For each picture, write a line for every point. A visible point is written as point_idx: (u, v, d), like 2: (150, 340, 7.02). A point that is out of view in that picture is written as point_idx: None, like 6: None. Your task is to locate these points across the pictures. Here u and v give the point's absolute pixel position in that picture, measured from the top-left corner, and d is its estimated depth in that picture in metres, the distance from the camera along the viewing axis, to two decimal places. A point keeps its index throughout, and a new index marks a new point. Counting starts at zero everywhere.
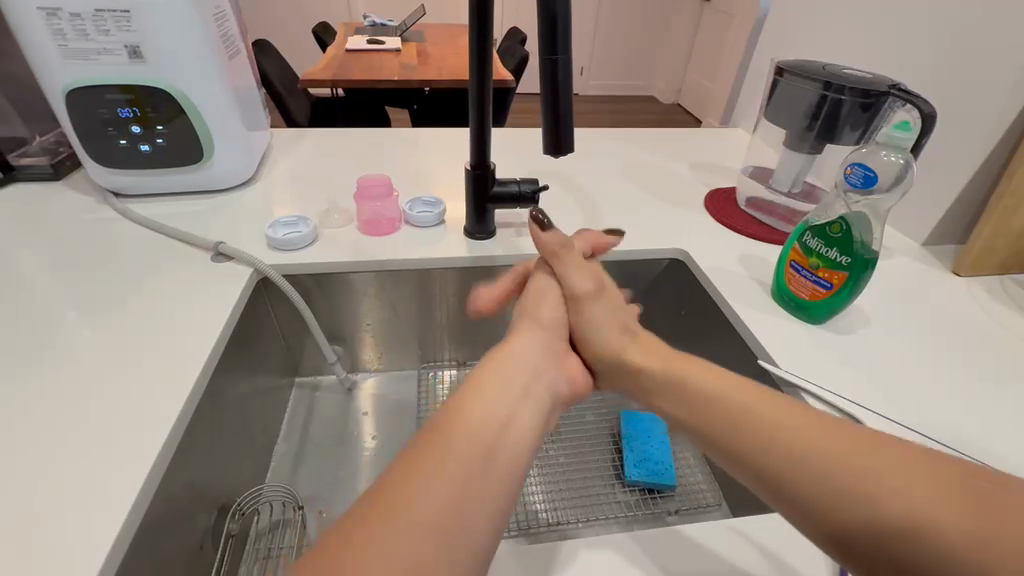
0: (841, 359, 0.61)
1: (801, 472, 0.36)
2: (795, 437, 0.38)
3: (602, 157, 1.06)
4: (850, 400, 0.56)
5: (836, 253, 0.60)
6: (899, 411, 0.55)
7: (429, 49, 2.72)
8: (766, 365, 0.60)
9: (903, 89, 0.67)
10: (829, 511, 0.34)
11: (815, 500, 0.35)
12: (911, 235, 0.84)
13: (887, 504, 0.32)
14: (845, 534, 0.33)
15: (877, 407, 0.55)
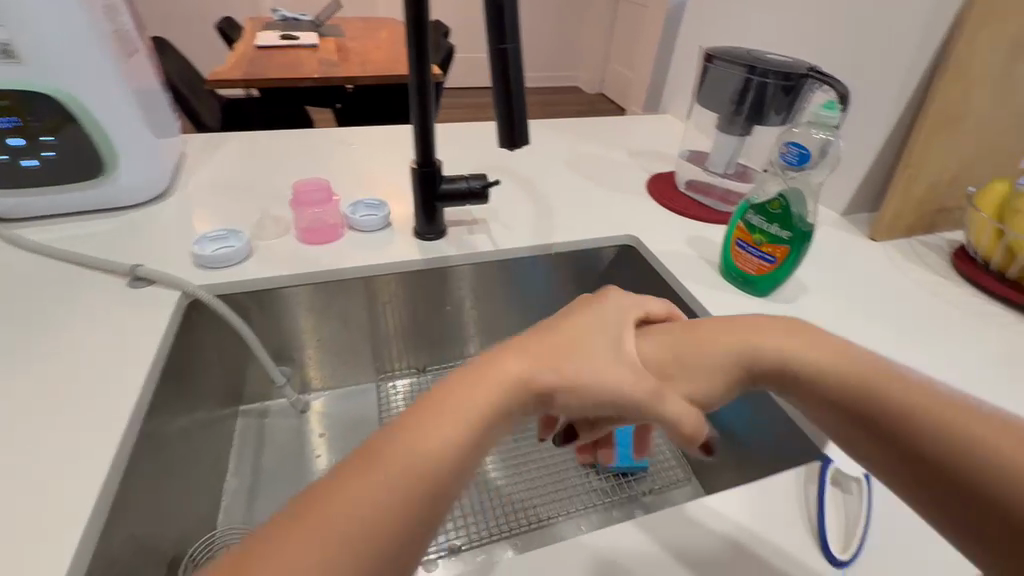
0: None
1: (895, 466, 0.38)
2: (912, 432, 0.37)
3: (543, 148, 1.06)
4: None
5: (778, 229, 0.63)
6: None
7: (348, 44, 2.59)
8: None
9: (820, 72, 0.72)
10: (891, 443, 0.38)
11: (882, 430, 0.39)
12: (832, 206, 0.91)
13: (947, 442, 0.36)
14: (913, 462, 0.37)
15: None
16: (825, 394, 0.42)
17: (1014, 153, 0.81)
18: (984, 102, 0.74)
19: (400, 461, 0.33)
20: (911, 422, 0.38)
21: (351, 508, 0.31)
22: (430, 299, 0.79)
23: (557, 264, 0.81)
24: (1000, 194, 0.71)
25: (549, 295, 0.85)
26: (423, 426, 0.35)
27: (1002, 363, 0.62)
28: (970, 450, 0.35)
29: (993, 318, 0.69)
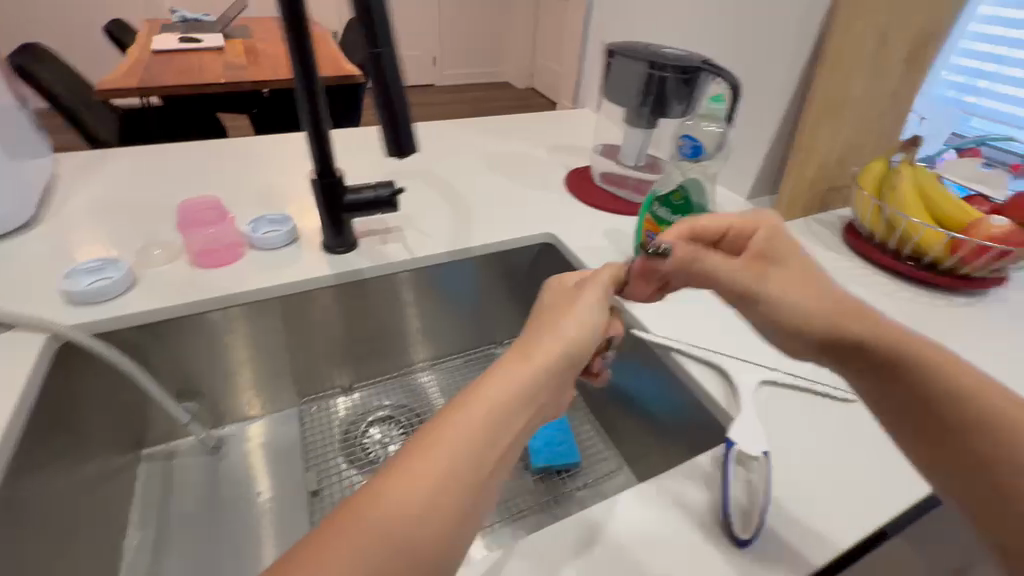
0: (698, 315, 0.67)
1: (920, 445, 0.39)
2: (949, 410, 0.38)
3: (461, 149, 1.04)
4: (713, 352, 0.62)
5: (683, 219, 0.64)
6: (750, 350, 0.63)
7: (259, 45, 2.45)
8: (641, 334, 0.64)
9: (713, 63, 0.75)
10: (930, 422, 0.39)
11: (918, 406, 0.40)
12: (738, 190, 0.95)
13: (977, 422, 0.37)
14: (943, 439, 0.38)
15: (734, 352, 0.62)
16: (870, 371, 0.42)
17: (888, 133, 0.88)
18: (859, 87, 0.80)
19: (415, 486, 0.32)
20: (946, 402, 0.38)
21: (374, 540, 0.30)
22: (357, 314, 0.76)
23: (480, 266, 0.80)
24: (880, 172, 0.77)
25: (475, 298, 0.84)
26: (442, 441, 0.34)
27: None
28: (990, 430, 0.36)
29: (880, 287, 0.75)
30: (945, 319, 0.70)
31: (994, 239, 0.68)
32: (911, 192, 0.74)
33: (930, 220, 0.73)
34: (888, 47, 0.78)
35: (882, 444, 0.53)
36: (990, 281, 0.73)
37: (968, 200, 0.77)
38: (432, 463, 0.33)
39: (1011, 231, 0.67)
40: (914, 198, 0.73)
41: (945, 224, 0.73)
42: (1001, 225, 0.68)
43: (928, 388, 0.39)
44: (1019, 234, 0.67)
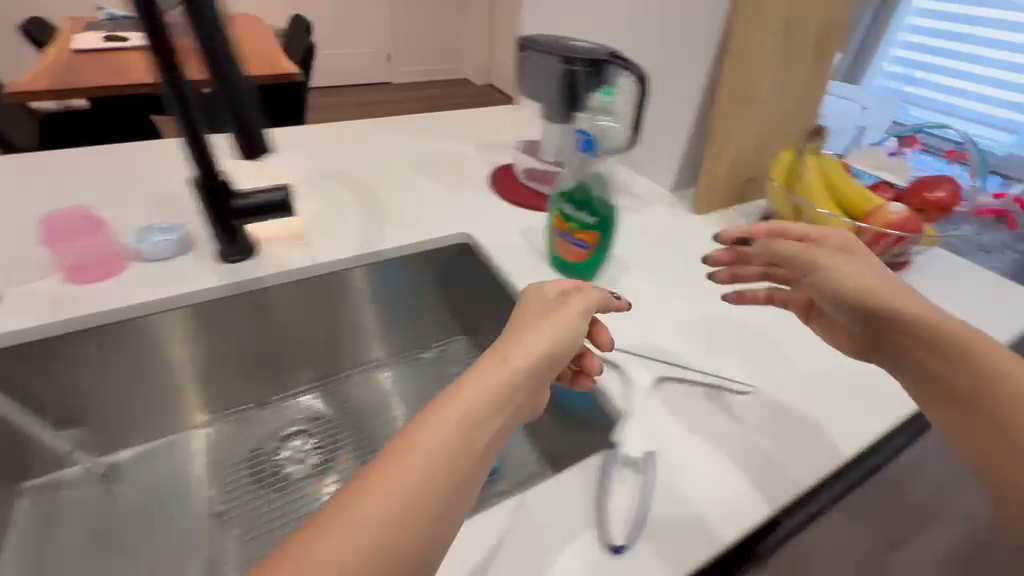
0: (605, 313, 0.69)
1: (942, 408, 0.44)
2: (973, 380, 0.42)
3: (385, 148, 1.01)
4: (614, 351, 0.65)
5: (586, 215, 0.64)
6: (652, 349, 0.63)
7: (193, 43, 2.33)
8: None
9: (621, 57, 0.74)
10: (952, 389, 0.43)
11: (943, 374, 0.44)
12: (663, 184, 0.96)
13: (997, 393, 0.40)
14: (964, 403, 0.42)
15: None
16: (907, 346, 0.46)
17: (802, 124, 0.90)
18: (768, 79, 0.81)
19: (393, 487, 0.34)
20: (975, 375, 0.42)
21: (358, 532, 0.32)
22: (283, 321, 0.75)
23: (394, 269, 0.78)
24: (789, 163, 0.78)
25: (396, 302, 0.82)
26: (432, 442, 0.37)
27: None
28: (1011, 402, 0.40)
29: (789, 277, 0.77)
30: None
31: (891, 226, 0.69)
32: (816, 182, 0.75)
33: (834, 210, 0.74)
34: (794, 39, 0.79)
35: (760, 445, 0.56)
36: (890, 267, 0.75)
37: (873, 187, 0.78)
38: (416, 462, 0.36)
39: (906, 218, 0.69)
40: (819, 188, 0.74)
41: (847, 213, 0.74)
42: (896, 213, 0.69)
43: (964, 369, 0.43)
44: (913, 222, 0.69)
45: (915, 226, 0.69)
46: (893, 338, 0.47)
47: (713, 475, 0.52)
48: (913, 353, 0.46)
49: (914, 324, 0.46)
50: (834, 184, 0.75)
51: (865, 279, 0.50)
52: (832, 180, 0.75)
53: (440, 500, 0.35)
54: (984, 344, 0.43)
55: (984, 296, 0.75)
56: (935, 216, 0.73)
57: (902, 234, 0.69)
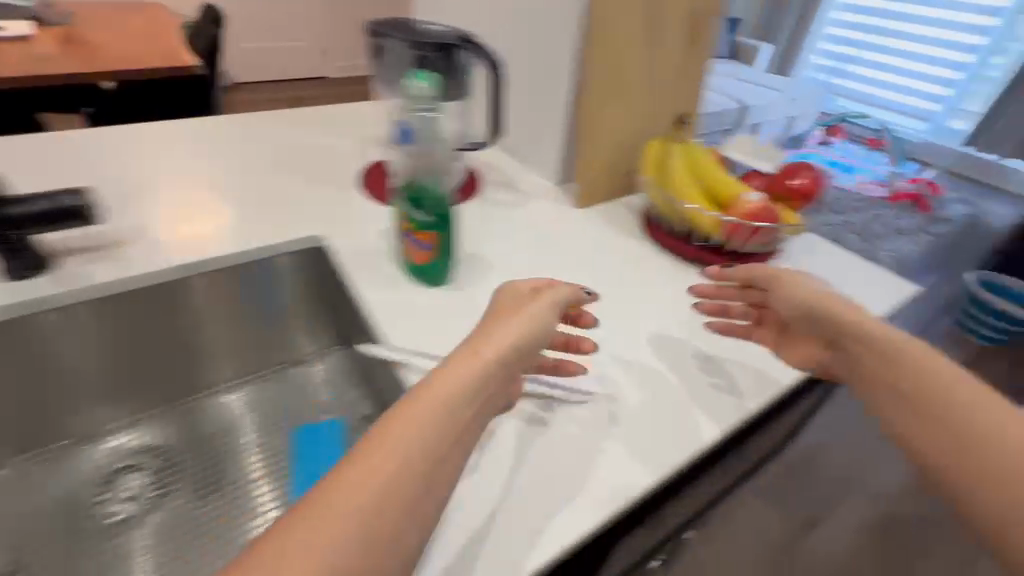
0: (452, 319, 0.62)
1: (895, 413, 0.46)
2: (926, 389, 0.45)
3: (254, 146, 0.93)
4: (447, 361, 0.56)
5: (420, 214, 0.58)
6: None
7: (85, 34, 2.13)
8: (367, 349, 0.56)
9: (472, 40, 0.70)
10: (903, 399, 0.46)
11: (893, 388, 0.47)
12: (550, 178, 0.92)
13: (946, 400, 0.44)
14: (915, 408, 0.45)
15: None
16: (861, 357, 0.51)
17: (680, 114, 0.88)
18: (638, 69, 0.78)
19: (379, 473, 0.35)
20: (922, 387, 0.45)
21: (344, 518, 0.33)
22: (146, 328, 0.71)
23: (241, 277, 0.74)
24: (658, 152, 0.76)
25: (264, 309, 0.78)
26: (410, 426, 0.38)
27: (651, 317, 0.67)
28: (960, 407, 0.43)
29: (661, 273, 0.75)
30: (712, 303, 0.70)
31: (751, 214, 0.68)
32: (682, 170, 0.73)
33: (700, 199, 0.72)
34: (662, 27, 0.77)
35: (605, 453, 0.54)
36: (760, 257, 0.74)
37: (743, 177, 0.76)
38: (398, 450, 0.36)
39: (763, 206, 0.68)
40: (685, 177, 0.72)
41: (712, 204, 0.73)
42: (756, 201, 0.68)
43: (911, 375, 0.47)
44: (770, 211, 0.68)
45: (773, 215, 0.68)
46: (849, 346, 0.53)
47: (550, 487, 0.50)
48: (866, 364, 0.50)
49: (866, 334, 0.51)
50: (700, 173, 0.74)
51: (821, 292, 0.57)
52: (698, 169, 0.73)
53: (425, 485, 0.36)
54: (930, 356, 0.47)
55: (847, 282, 0.75)
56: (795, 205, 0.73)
57: (762, 222, 0.68)
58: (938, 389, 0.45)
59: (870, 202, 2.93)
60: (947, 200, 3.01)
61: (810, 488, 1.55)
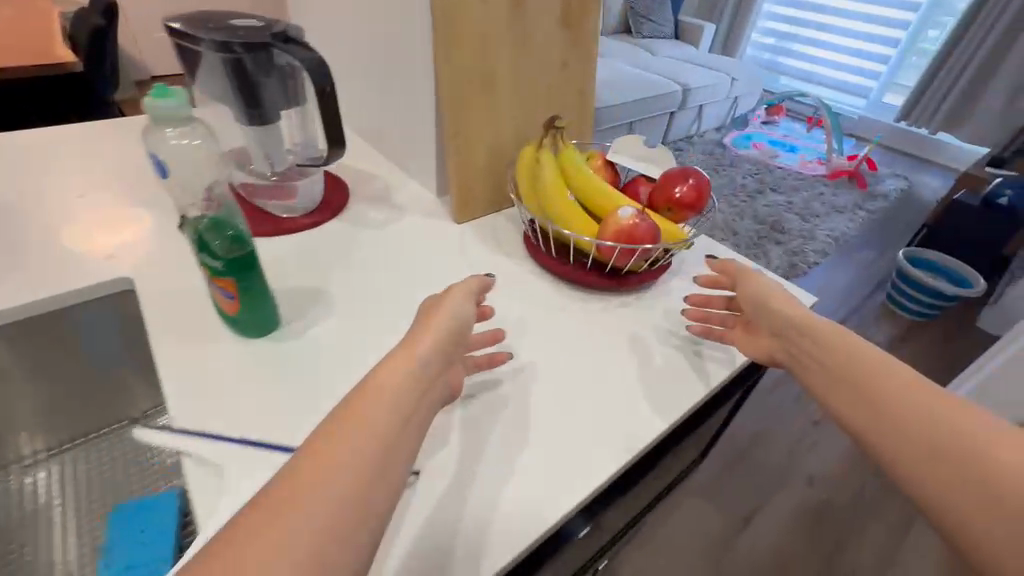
0: (264, 379, 0.51)
1: (834, 407, 0.41)
2: (859, 381, 0.40)
3: (83, 167, 0.80)
4: (236, 438, 0.45)
5: (209, 259, 0.47)
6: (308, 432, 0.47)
7: None
8: (137, 434, 0.42)
9: (298, 40, 0.57)
10: (836, 395, 0.41)
11: (824, 380, 0.43)
12: (430, 188, 0.83)
13: (878, 392, 0.39)
14: (847, 401, 0.40)
15: (284, 442, 0.46)
16: (802, 351, 0.46)
17: (567, 109, 0.80)
18: (505, 61, 0.69)
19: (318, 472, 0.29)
20: (851, 379, 0.41)
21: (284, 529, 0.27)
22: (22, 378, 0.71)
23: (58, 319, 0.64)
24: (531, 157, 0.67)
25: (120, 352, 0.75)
26: (343, 427, 0.32)
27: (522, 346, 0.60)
28: (893, 399, 0.38)
29: (542, 292, 0.67)
30: (595, 324, 0.63)
31: (624, 230, 0.59)
32: (554, 179, 0.65)
33: (572, 213, 0.64)
34: (528, 13, 0.68)
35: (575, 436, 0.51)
36: (646, 278, 0.65)
37: (633, 182, 0.72)
38: (335, 449, 0.31)
39: (638, 221, 0.59)
40: (556, 186, 0.64)
41: (588, 218, 0.64)
42: (630, 215, 0.60)
43: (849, 365, 0.42)
44: (646, 226, 0.59)
45: (650, 230, 0.59)
46: (788, 339, 0.48)
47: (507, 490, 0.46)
48: (808, 356, 0.45)
49: (801, 326, 0.47)
50: (577, 183, 0.66)
51: (763, 289, 0.54)
52: (574, 178, 0.66)
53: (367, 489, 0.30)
54: (862, 346, 0.43)
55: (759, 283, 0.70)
56: (682, 218, 0.66)
57: (638, 238, 0.59)
58: (869, 372, 0.40)
59: (809, 181, 2.95)
60: (883, 175, 3.07)
61: (749, 481, 1.53)
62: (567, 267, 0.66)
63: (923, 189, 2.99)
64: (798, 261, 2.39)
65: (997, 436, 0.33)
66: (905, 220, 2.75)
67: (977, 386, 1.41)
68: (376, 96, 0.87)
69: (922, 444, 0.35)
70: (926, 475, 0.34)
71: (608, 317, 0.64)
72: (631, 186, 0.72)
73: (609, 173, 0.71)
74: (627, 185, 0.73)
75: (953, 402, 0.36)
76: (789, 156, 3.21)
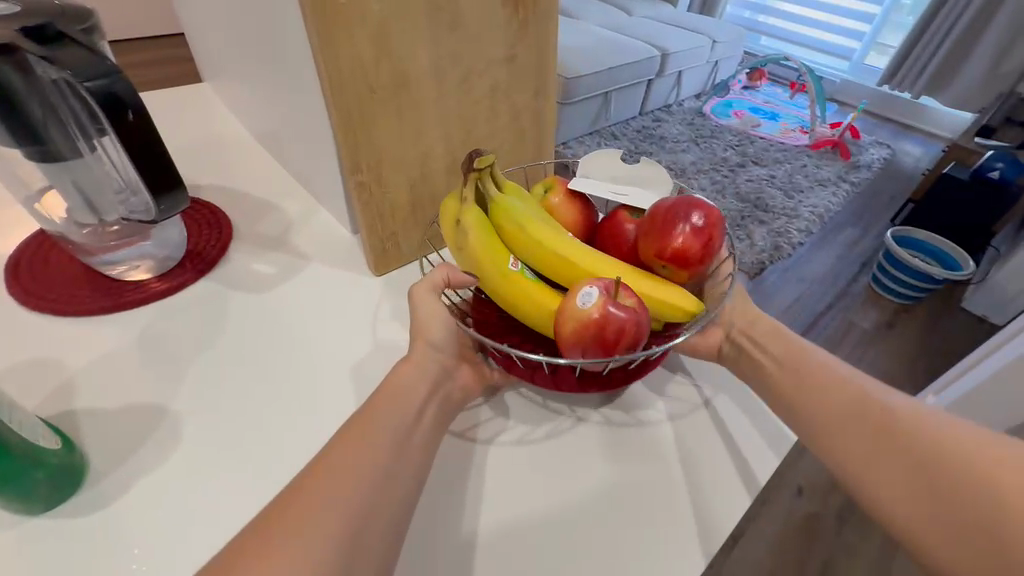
0: None
1: (818, 417, 0.43)
2: (836, 394, 0.43)
3: None
4: None
5: None
6: None
7: None
8: None
9: (88, 45, 0.37)
10: (816, 406, 0.43)
11: (802, 395, 0.44)
12: (342, 221, 0.63)
13: (856, 401, 0.42)
14: (830, 413, 0.43)
15: None
16: (775, 363, 0.48)
17: (517, 114, 0.61)
18: (427, 61, 0.49)
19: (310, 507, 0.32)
20: (823, 390, 0.44)
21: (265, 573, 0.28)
22: None
23: None
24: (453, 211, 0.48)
25: None
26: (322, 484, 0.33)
27: (454, 484, 0.43)
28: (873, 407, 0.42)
29: (488, 388, 0.50)
30: (560, 443, 0.47)
31: (591, 324, 0.40)
32: (488, 244, 0.46)
33: (519, 293, 0.45)
34: None
35: (580, 468, 0.45)
36: (634, 372, 0.47)
37: (610, 224, 0.53)
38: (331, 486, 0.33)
39: (609, 309, 0.40)
40: (490, 257, 0.45)
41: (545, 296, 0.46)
42: (597, 299, 0.41)
43: (822, 378, 0.45)
44: (623, 314, 0.40)
45: (629, 319, 0.41)
46: (768, 354, 0.48)
47: None
48: (778, 372, 0.47)
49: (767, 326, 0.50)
50: (522, 242, 0.47)
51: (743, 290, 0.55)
52: (517, 236, 0.47)
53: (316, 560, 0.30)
54: (822, 361, 0.46)
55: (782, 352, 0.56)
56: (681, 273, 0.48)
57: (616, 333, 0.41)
58: (851, 400, 0.43)
59: (791, 152, 2.78)
60: (865, 143, 2.88)
61: None
62: (522, 371, 0.46)
63: (908, 157, 2.82)
64: (782, 242, 2.22)
65: (978, 455, 0.38)
66: (890, 192, 2.58)
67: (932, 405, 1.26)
68: (267, 96, 0.65)
69: (899, 468, 0.39)
70: (905, 495, 0.38)
71: (575, 433, 0.47)
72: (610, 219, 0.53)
73: (578, 210, 0.54)
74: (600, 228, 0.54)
75: (910, 406, 0.42)
76: (772, 125, 3.02)
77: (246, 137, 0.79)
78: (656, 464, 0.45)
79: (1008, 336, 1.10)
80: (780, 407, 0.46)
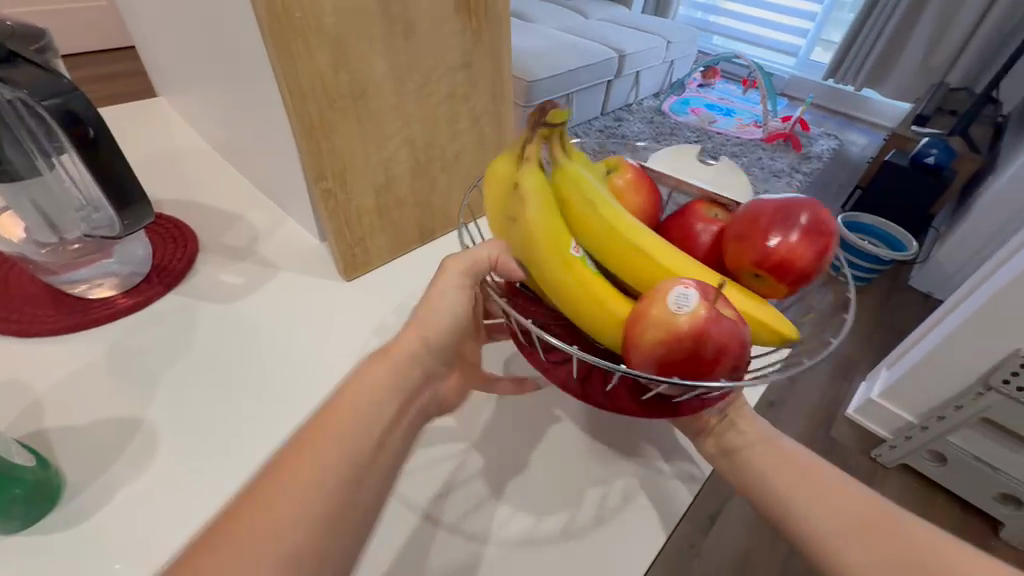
0: None
1: (821, 532, 0.38)
2: (838, 504, 0.39)
3: None
4: None
5: None
6: None
7: None
8: None
9: (43, 65, 0.38)
10: (818, 519, 0.39)
11: (800, 506, 0.40)
12: (310, 230, 0.64)
13: (859, 517, 0.38)
14: (833, 528, 0.38)
15: None
16: (763, 465, 0.43)
17: (477, 121, 0.63)
18: (384, 68, 0.51)
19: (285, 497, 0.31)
20: (825, 501, 0.40)
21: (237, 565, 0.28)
22: None
23: None
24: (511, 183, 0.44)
25: None
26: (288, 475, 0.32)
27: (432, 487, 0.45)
28: (880, 522, 0.38)
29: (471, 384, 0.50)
30: (541, 462, 0.48)
31: (688, 333, 0.37)
32: (554, 227, 0.41)
33: (583, 284, 0.41)
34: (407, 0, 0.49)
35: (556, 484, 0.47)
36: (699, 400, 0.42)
37: (687, 217, 0.51)
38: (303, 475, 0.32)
39: (710, 320, 0.37)
40: (554, 238, 0.41)
41: (612, 296, 0.42)
42: (694, 301, 0.37)
43: (818, 483, 0.41)
44: (724, 327, 0.37)
45: (729, 333, 0.37)
46: (754, 448, 0.44)
47: None
48: (771, 477, 0.42)
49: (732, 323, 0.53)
50: (595, 229, 0.44)
51: None
52: (587, 219, 0.44)
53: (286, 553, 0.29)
54: (814, 466, 0.43)
55: None
56: (772, 282, 0.45)
57: (712, 344, 0.37)
58: (847, 504, 0.39)
59: (747, 145, 2.89)
60: (815, 135, 3.03)
61: None
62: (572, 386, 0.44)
63: (854, 147, 2.97)
64: None
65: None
66: (840, 180, 2.71)
67: (885, 379, 1.33)
68: (226, 109, 0.66)
69: None
70: None
71: (555, 446, 0.49)
72: (685, 213, 0.51)
73: (644, 199, 0.52)
74: (671, 220, 0.52)
75: (914, 522, 0.38)
76: (727, 120, 3.14)
77: (205, 150, 0.79)
78: (639, 477, 0.47)
79: (947, 309, 1.17)
80: (773, 515, 0.41)
